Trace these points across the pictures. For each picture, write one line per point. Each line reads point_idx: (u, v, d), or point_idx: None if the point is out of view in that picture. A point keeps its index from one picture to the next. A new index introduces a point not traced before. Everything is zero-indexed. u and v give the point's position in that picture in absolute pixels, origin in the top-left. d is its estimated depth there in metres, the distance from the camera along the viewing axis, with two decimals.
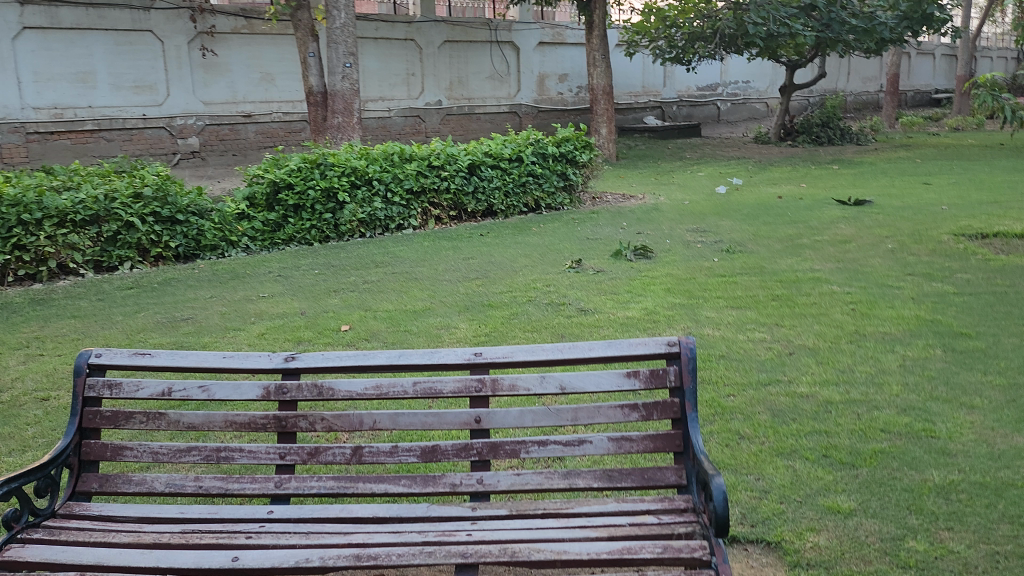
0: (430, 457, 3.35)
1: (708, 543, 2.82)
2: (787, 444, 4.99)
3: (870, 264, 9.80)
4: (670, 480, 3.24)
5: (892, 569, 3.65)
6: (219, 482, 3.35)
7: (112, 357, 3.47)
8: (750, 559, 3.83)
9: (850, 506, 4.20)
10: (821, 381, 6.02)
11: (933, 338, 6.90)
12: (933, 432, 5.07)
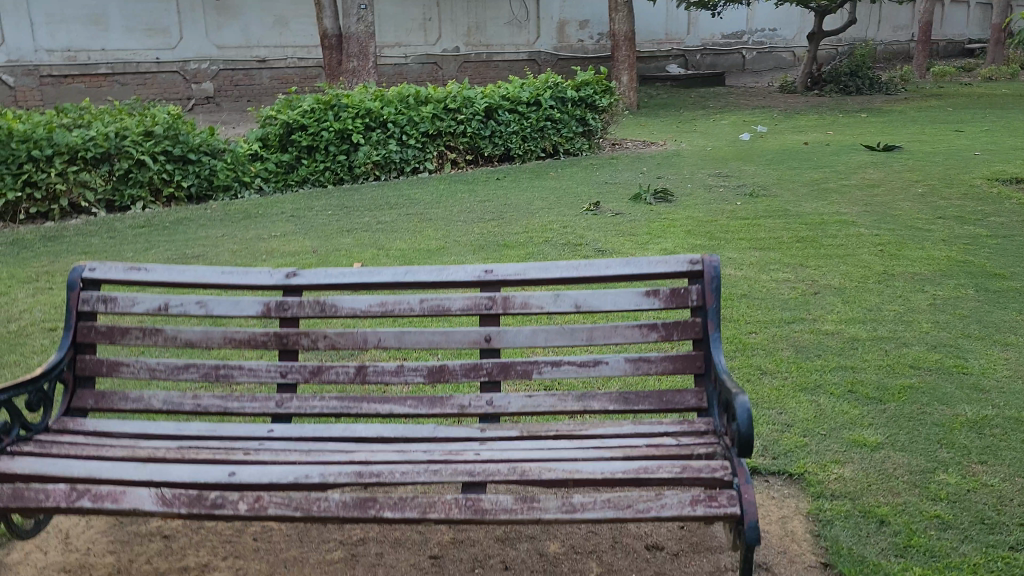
0: (437, 377, 3.18)
1: (729, 463, 2.65)
2: (811, 379, 4.81)
3: (899, 207, 9.47)
4: (690, 404, 3.06)
5: (921, 500, 3.49)
6: (219, 401, 3.22)
7: (107, 271, 3.33)
8: (771, 490, 3.67)
9: (877, 440, 4.03)
10: (847, 319, 5.80)
11: (965, 279, 6.63)
12: (965, 368, 4.86)
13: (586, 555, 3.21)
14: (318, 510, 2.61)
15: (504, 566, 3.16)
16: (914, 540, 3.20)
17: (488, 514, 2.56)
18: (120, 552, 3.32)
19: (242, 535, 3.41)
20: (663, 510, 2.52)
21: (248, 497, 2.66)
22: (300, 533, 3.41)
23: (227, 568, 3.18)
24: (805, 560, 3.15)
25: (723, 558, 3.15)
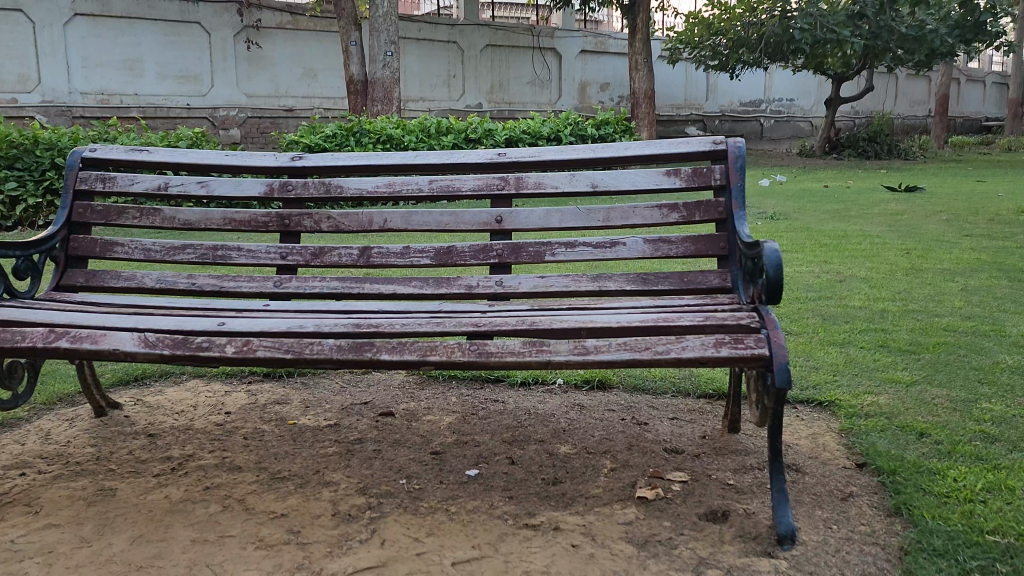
0: (445, 258, 3.01)
1: (756, 312, 2.47)
2: (839, 337, 4.57)
3: (925, 228, 9.26)
4: (714, 284, 2.86)
5: (964, 420, 3.22)
6: (214, 280, 3.05)
7: (108, 152, 3.20)
8: (799, 414, 3.42)
9: (912, 379, 3.78)
10: (875, 298, 5.56)
11: (995, 273, 6.40)
12: (1002, 331, 4.62)
13: (600, 453, 2.99)
14: (310, 353, 2.40)
15: (510, 461, 2.93)
16: (958, 447, 2.92)
17: (493, 357, 2.36)
18: (101, 445, 3.11)
19: (234, 434, 3.21)
20: (684, 352, 2.29)
21: (236, 340, 2.46)
22: (294, 434, 3.20)
23: (214, 457, 2.98)
24: (839, 463, 2.89)
25: (748, 459, 2.89)
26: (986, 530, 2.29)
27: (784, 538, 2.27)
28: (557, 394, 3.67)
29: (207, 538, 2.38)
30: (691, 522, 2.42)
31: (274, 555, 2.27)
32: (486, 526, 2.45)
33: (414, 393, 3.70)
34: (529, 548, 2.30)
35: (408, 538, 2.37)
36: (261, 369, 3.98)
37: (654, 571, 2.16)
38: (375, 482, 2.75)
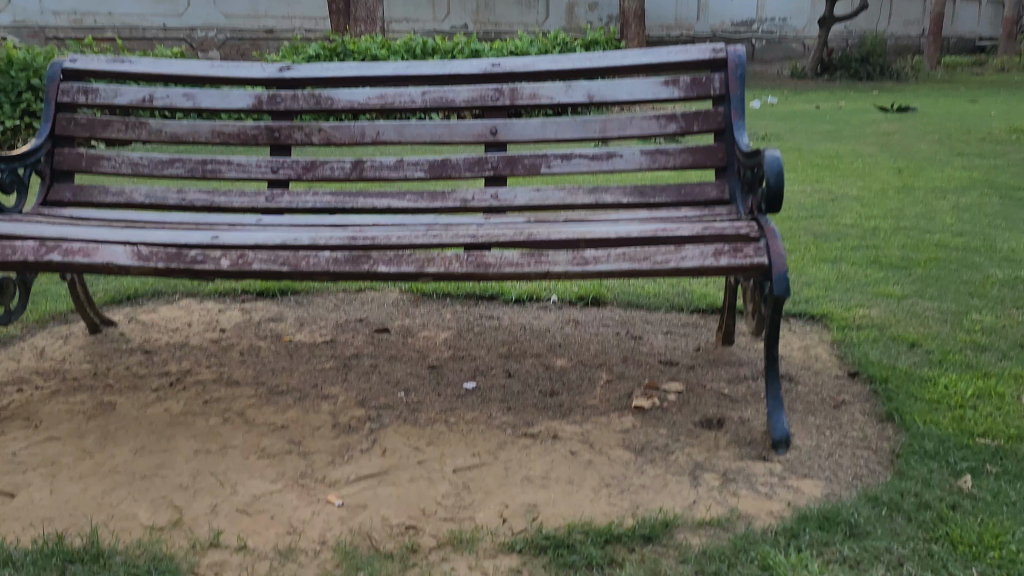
0: (439, 171, 2.97)
1: (755, 221, 2.46)
2: (831, 254, 4.58)
3: (917, 148, 9.20)
4: (711, 196, 2.84)
5: (954, 331, 3.26)
6: (204, 195, 3.01)
7: (89, 63, 3.10)
8: (793, 327, 3.44)
9: (904, 293, 3.80)
10: (866, 216, 5.55)
11: (986, 191, 6.40)
12: (993, 246, 4.64)
13: (595, 365, 3.02)
14: (307, 266, 2.37)
15: (507, 374, 2.95)
16: (949, 357, 2.96)
17: (492, 269, 2.34)
18: (97, 361, 3.11)
19: (230, 351, 3.21)
20: (683, 262, 2.28)
21: (231, 254, 2.42)
22: (290, 350, 3.21)
23: (212, 372, 2.99)
24: (831, 372, 2.90)
25: (742, 369, 2.92)
26: (976, 434, 2.34)
27: (778, 443, 2.29)
28: (552, 310, 3.68)
29: (209, 449, 2.39)
30: (686, 429, 2.45)
31: (277, 465, 2.29)
32: (485, 435, 2.46)
33: (408, 310, 3.70)
34: (529, 456, 2.31)
35: (409, 449, 2.37)
36: (253, 288, 3.95)
37: (652, 475, 2.18)
38: (373, 395, 2.77)
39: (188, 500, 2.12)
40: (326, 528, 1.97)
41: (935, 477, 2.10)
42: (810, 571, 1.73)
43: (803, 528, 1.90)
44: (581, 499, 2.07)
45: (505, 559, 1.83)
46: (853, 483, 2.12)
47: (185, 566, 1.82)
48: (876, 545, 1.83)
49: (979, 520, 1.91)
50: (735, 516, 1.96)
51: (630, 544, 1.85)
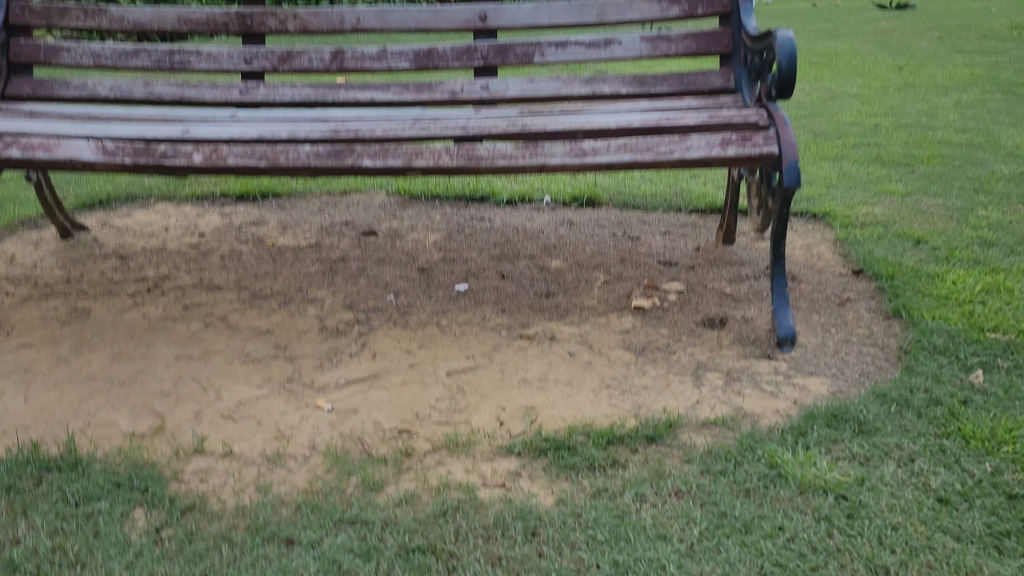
0: (425, 62, 2.78)
1: (764, 108, 2.30)
2: (832, 152, 4.43)
3: (917, 45, 8.91)
4: (715, 85, 2.68)
5: (960, 228, 3.15)
6: (173, 88, 2.81)
7: None
8: (793, 227, 3.29)
9: (908, 190, 3.68)
10: (866, 114, 5.37)
11: (989, 88, 6.20)
12: (997, 143, 4.49)
13: (592, 266, 2.90)
14: (286, 161, 2.22)
15: (501, 277, 2.83)
16: (955, 253, 2.86)
17: (484, 162, 2.20)
18: (71, 267, 2.97)
19: (210, 256, 3.07)
20: (688, 153, 2.14)
21: (204, 148, 2.26)
22: (273, 255, 3.07)
23: (192, 277, 2.86)
24: (834, 270, 2.79)
25: (743, 269, 2.81)
26: (986, 329, 2.26)
27: (784, 341, 2.20)
28: (545, 212, 3.54)
29: (191, 356, 2.29)
30: (688, 330, 2.36)
31: (262, 370, 2.20)
32: (479, 338, 2.36)
33: (395, 212, 3.55)
34: (525, 357, 2.22)
35: (400, 353, 2.27)
36: (233, 192, 3.78)
37: (654, 376, 2.10)
38: (361, 299, 2.65)
39: (170, 407, 2.02)
40: (316, 433, 1.88)
41: (945, 372, 2.03)
42: (819, 469, 1.63)
43: (811, 426, 1.80)
44: (581, 401, 1.98)
45: (503, 462, 1.75)
46: (861, 380, 2.04)
47: (167, 474, 1.73)
48: (886, 441, 1.74)
49: (993, 415, 1.83)
50: (740, 415, 1.88)
51: (633, 445, 1.78)
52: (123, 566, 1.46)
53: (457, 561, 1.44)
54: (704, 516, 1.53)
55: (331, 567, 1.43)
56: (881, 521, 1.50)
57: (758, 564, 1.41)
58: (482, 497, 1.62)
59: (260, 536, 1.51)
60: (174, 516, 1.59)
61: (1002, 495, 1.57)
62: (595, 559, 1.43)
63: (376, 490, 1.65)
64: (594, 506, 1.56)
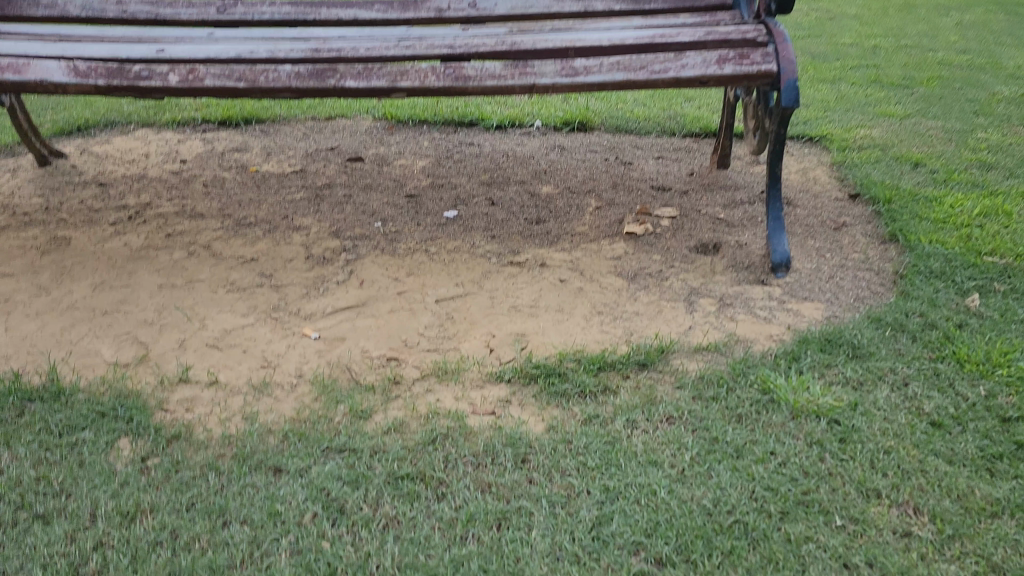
0: None
1: (763, 24, 2.21)
2: (830, 74, 4.32)
3: None
4: (712, 2, 2.57)
5: (959, 150, 3.09)
6: (147, 7, 2.69)
7: None
8: (789, 150, 3.22)
9: (907, 112, 3.59)
10: (866, 35, 5.23)
11: (991, 8, 6.04)
12: (998, 64, 4.39)
13: (583, 192, 2.84)
14: (266, 82, 2.12)
15: (490, 204, 2.77)
16: (954, 176, 2.81)
17: (472, 82, 2.10)
18: (50, 195, 2.89)
19: (192, 183, 2.99)
20: (684, 71, 2.05)
21: (179, 69, 2.16)
22: (257, 182, 2.99)
23: (174, 205, 2.79)
24: (830, 195, 2.74)
25: (738, 194, 2.76)
26: (983, 253, 2.22)
27: (778, 266, 2.16)
28: (536, 137, 3.45)
29: (174, 284, 2.24)
30: (681, 256, 2.32)
31: (247, 299, 2.15)
32: (468, 265, 2.32)
33: (382, 138, 3.46)
34: (515, 285, 2.18)
35: (388, 280, 2.22)
36: (215, 117, 3.67)
37: (646, 302, 2.07)
38: (348, 226, 2.59)
39: (154, 336, 1.98)
40: (303, 362, 1.85)
41: (941, 296, 2.00)
42: (812, 394, 1.62)
43: (805, 351, 1.78)
44: (572, 327, 1.96)
45: (493, 389, 1.73)
46: (855, 305, 2.01)
47: (152, 403, 1.70)
48: (880, 366, 1.72)
49: (988, 339, 1.82)
50: (733, 341, 1.85)
51: (624, 371, 1.76)
52: (109, 495, 1.44)
53: (447, 488, 1.42)
54: (695, 442, 1.51)
55: (320, 494, 1.41)
56: (874, 445, 1.49)
57: (750, 488, 1.39)
58: (472, 425, 1.60)
59: (246, 465, 1.49)
60: (160, 445, 1.57)
61: (995, 418, 1.56)
62: (585, 485, 1.41)
63: (365, 418, 1.63)
64: (584, 433, 1.54)
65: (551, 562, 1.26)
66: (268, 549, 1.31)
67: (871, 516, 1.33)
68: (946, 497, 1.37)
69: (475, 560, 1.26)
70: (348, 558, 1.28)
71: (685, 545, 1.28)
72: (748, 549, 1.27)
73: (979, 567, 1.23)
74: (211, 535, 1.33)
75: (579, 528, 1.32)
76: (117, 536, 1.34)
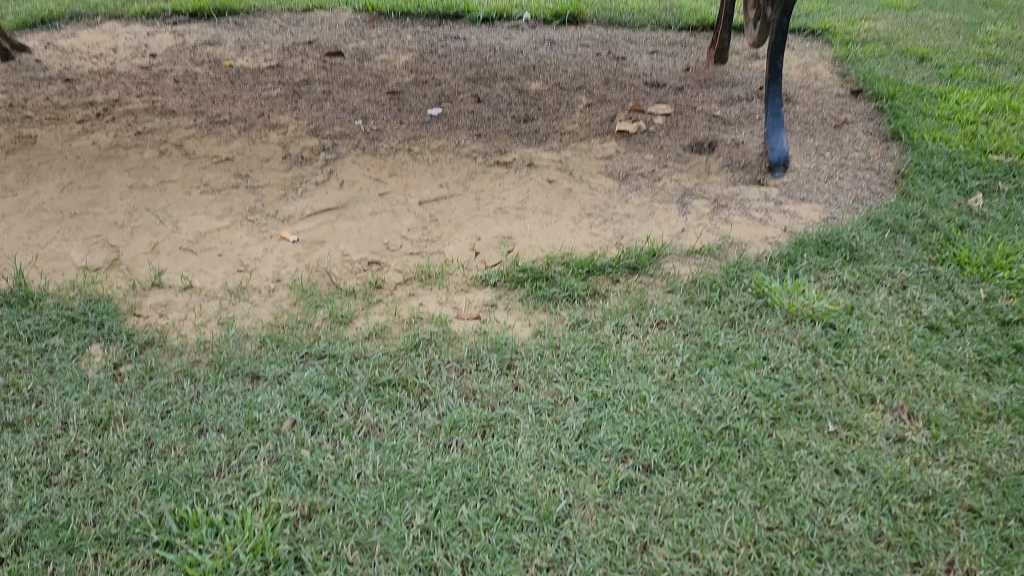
0: None
1: None
2: None
3: None
4: None
5: (966, 44, 2.96)
6: None
7: None
8: (790, 44, 3.07)
9: (913, 5, 3.43)
10: None
11: None
12: None
13: (574, 88, 2.72)
14: None
15: (476, 101, 2.64)
16: (960, 71, 2.69)
17: None
18: (13, 91, 2.74)
19: (162, 79, 2.84)
20: None
21: None
22: (231, 77, 2.84)
23: (144, 102, 2.65)
24: (831, 91, 2.62)
25: (735, 90, 2.64)
26: (988, 152, 2.14)
27: (776, 165, 2.08)
28: (524, 31, 3.28)
29: (146, 185, 2.14)
30: (675, 155, 2.22)
31: (222, 200, 2.06)
32: (453, 165, 2.22)
33: (363, 31, 3.28)
34: (502, 185, 2.10)
35: (369, 181, 2.13)
36: (185, 9, 3.47)
37: (638, 203, 1.99)
38: (327, 125, 2.47)
39: (125, 240, 1.90)
40: (281, 266, 1.78)
41: (943, 197, 1.93)
42: (807, 298, 1.57)
43: (801, 254, 1.72)
44: (560, 230, 1.89)
45: (478, 294, 1.67)
46: (854, 206, 1.94)
47: (124, 308, 1.64)
48: (879, 269, 1.67)
49: (990, 241, 1.76)
50: (727, 245, 1.79)
51: (614, 275, 1.70)
52: (80, 403, 1.39)
53: (430, 396, 1.38)
54: (686, 347, 1.47)
55: (299, 402, 1.37)
56: (869, 350, 1.45)
57: (741, 394, 1.36)
58: (457, 330, 1.55)
59: (222, 373, 1.44)
60: (132, 352, 1.51)
61: (995, 322, 1.52)
62: (573, 392, 1.37)
63: (345, 324, 1.57)
64: (572, 338, 1.50)
65: (537, 471, 1.23)
66: (246, 457, 1.27)
67: (864, 422, 1.30)
68: (942, 402, 1.34)
69: (459, 469, 1.23)
70: (328, 467, 1.24)
71: (674, 452, 1.25)
72: (738, 455, 1.25)
73: (973, 472, 1.21)
74: (187, 444, 1.29)
75: (565, 436, 1.28)
76: (89, 444, 1.30)
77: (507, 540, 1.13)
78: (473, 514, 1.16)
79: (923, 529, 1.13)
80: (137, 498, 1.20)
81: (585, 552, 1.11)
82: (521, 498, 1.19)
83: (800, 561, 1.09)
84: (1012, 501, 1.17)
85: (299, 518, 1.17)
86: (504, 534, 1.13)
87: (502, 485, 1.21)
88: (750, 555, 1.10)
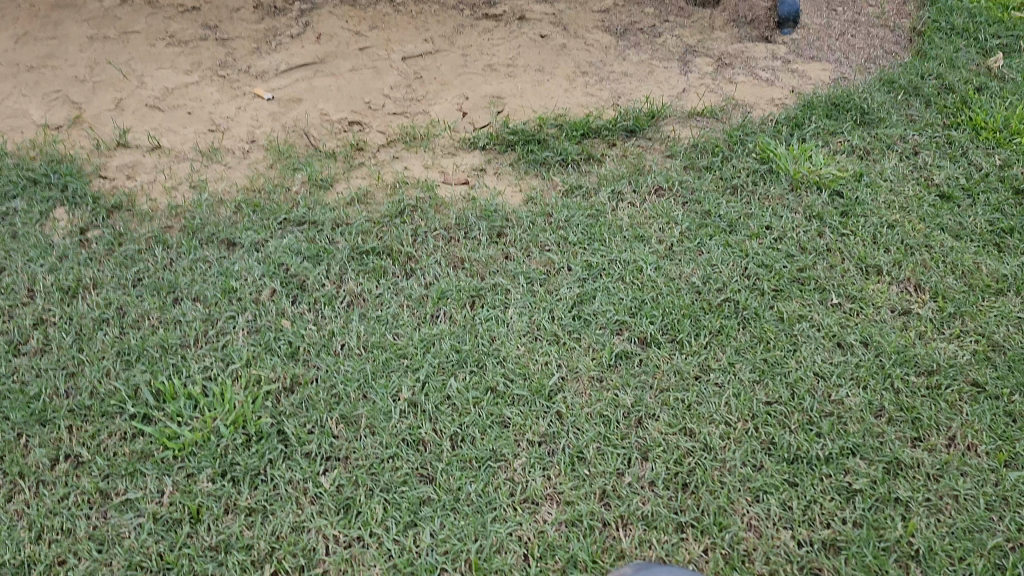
0: None
1: None
2: None
3: None
4: None
5: None
6: None
7: None
8: None
9: None
10: None
11: None
12: None
13: None
14: None
15: None
16: None
17: None
18: None
19: None
20: None
21: None
22: None
23: None
24: None
25: None
26: (1011, 8, 2.01)
27: (785, 22, 1.94)
28: None
29: (105, 36, 1.93)
30: (677, 9, 2.04)
31: (190, 53, 1.90)
32: (438, 18, 2.02)
33: None
34: (490, 41, 1.94)
35: (347, 34, 1.95)
36: None
37: (636, 62, 1.86)
38: None
39: (87, 96, 1.77)
40: (255, 126, 1.67)
41: (962, 57, 1.81)
42: (814, 164, 1.49)
43: (809, 117, 1.62)
44: (554, 89, 1.77)
45: (466, 157, 1.57)
46: (867, 66, 1.82)
47: (89, 169, 1.53)
48: (891, 133, 1.58)
49: (1008, 104, 1.67)
50: (731, 107, 1.68)
51: (610, 139, 1.60)
52: (47, 270, 1.31)
53: (416, 265, 1.32)
54: (686, 216, 1.40)
55: (278, 271, 1.30)
56: (877, 219, 1.38)
57: (743, 266, 1.30)
58: (444, 196, 1.47)
59: (196, 240, 1.36)
60: (99, 217, 1.43)
61: (1010, 190, 1.45)
62: (566, 262, 1.31)
63: (326, 189, 1.48)
64: (566, 206, 1.42)
65: (529, 343, 1.19)
66: (224, 327, 1.21)
67: (869, 294, 1.25)
68: (951, 275, 1.29)
69: (448, 340, 1.18)
70: (310, 337, 1.19)
71: (671, 324, 1.21)
72: (737, 328, 1.20)
73: (978, 346, 1.18)
74: (161, 314, 1.23)
75: (559, 307, 1.23)
76: (58, 313, 1.23)
77: (498, 415, 1.10)
78: (462, 388, 1.13)
79: (926, 405, 1.10)
80: (112, 369, 1.15)
81: (578, 427, 1.08)
82: (512, 370, 1.15)
83: (797, 436, 1.07)
84: (1017, 375, 1.14)
85: (282, 391, 1.13)
86: (495, 408, 1.10)
87: (493, 358, 1.16)
88: (748, 430, 1.08)
